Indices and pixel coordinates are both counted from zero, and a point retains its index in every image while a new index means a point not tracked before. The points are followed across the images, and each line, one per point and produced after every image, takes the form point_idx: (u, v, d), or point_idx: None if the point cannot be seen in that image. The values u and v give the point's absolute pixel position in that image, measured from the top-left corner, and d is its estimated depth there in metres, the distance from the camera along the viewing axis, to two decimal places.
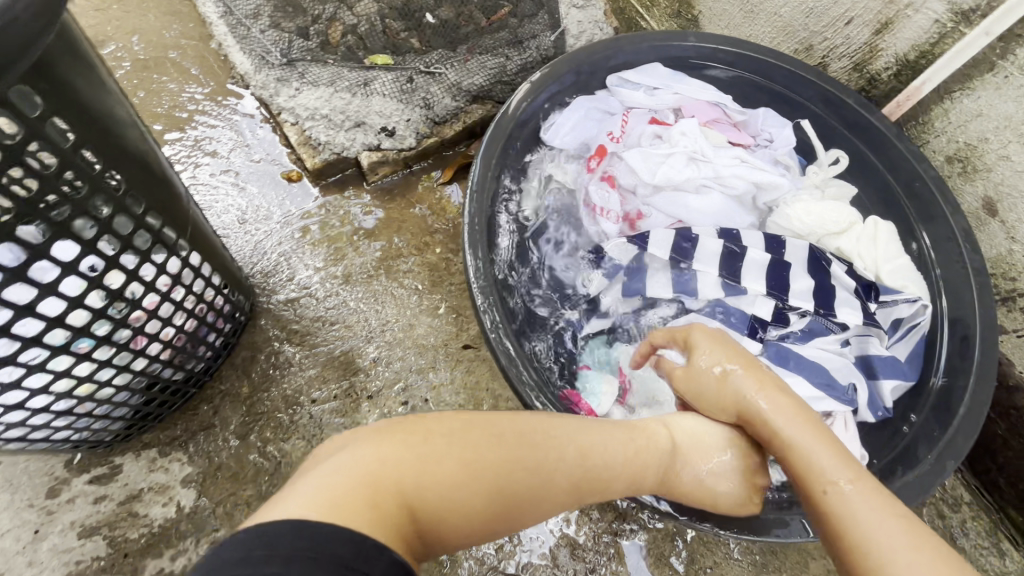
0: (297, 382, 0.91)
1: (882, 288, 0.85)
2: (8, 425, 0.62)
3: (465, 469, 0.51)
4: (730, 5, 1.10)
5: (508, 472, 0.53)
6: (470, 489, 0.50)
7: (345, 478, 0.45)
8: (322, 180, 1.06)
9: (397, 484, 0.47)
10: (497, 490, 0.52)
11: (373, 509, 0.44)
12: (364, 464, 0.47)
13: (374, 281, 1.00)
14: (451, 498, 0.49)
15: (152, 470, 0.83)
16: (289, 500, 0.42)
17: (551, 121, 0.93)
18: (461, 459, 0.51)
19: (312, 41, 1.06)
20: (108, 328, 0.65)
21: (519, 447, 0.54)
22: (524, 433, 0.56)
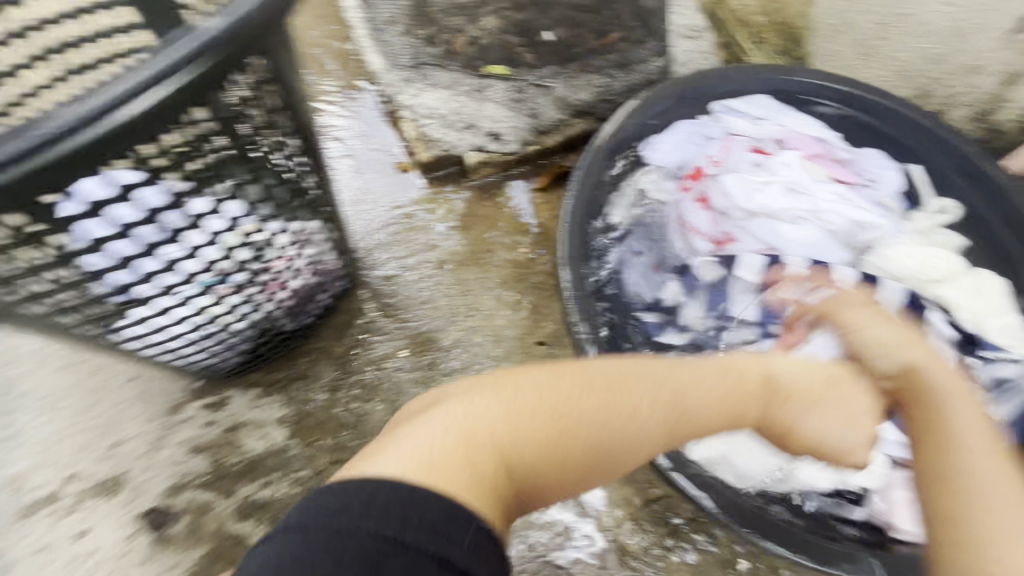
0: (385, 350, 0.99)
1: (985, 344, 0.83)
2: (170, 337, 0.76)
3: (535, 418, 0.53)
4: (843, 46, 1.10)
5: (597, 426, 0.56)
6: (551, 429, 0.54)
7: (441, 443, 0.50)
8: (428, 172, 1.15)
9: (471, 438, 0.51)
10: (574, 431, 0.55)
11: (471, 467, 0.49)
12: (457, 421, 0.52)
13: (463, 270, 1.08)
14: (539, 446, 0.53)
15: (253, 406, 0.93)
16: (387, 453, 0.49)
17: (652, 139, 0.96)
18: (529, 405, 0.54)
19: (438, 49, 1.17)
20: (249, 255, 0.75)
21: (598, 390, 0.57)
22: (596, 379, 0.58)
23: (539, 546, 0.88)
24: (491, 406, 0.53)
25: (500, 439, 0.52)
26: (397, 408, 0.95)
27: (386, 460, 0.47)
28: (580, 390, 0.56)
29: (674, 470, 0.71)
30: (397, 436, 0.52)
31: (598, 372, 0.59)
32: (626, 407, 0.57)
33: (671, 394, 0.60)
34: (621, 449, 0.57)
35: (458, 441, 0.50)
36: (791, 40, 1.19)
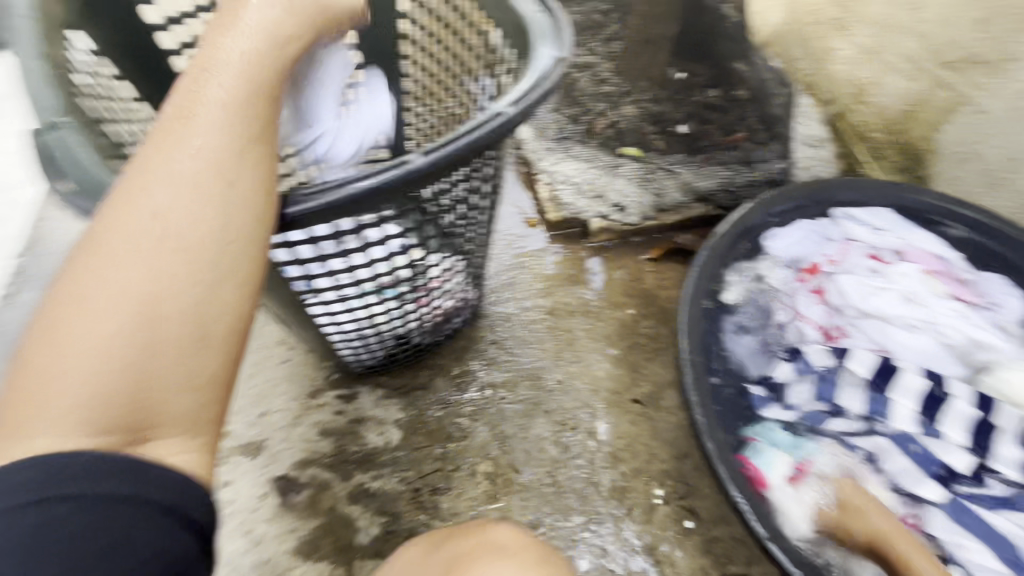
0: (495, 378, 1.10)
1: None
2: (340, 328, 0.89)
3: (214, 164, 0.51)
4: (969, 174, 1.16)
5: (244, 115, 0.53)
6: (234, 195, 0.51)
7: (81, 344, 0.45)
8: (555, 230, 1.29)
9: (153, 294, 0.47)
10: (250, 134, 0.53)
11: (117, 412, 0.45)
12: (98, 328, 0.46)
13: (572, 319, 1.19)
14: (208, 249, 0.50)
15: (377, 405, 1.06)
16: (52, 412, 0.44)
17: (775, 232, 1.04)
18: (206, 147, 0.51)
19: (580, 127, 1.35)
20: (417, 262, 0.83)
21: (221, 102, 0.52)
22: (187, 99, 0.52)
23: None
24: (134, 272, 0.47)
25: (147, 306, 0.47)
26: (497, 433, 1.04)
27: (58, 431, 0.43)
28: (228, 94, 0.53)
29: (772, 541, 0.75)
30: (86, 308, 0.46)
31: (259, 70, 0.55)
32: (227, 67, 0.54)
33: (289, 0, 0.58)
34: (266, 160, 0.54)
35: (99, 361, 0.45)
36: (914, 160, 1.24)
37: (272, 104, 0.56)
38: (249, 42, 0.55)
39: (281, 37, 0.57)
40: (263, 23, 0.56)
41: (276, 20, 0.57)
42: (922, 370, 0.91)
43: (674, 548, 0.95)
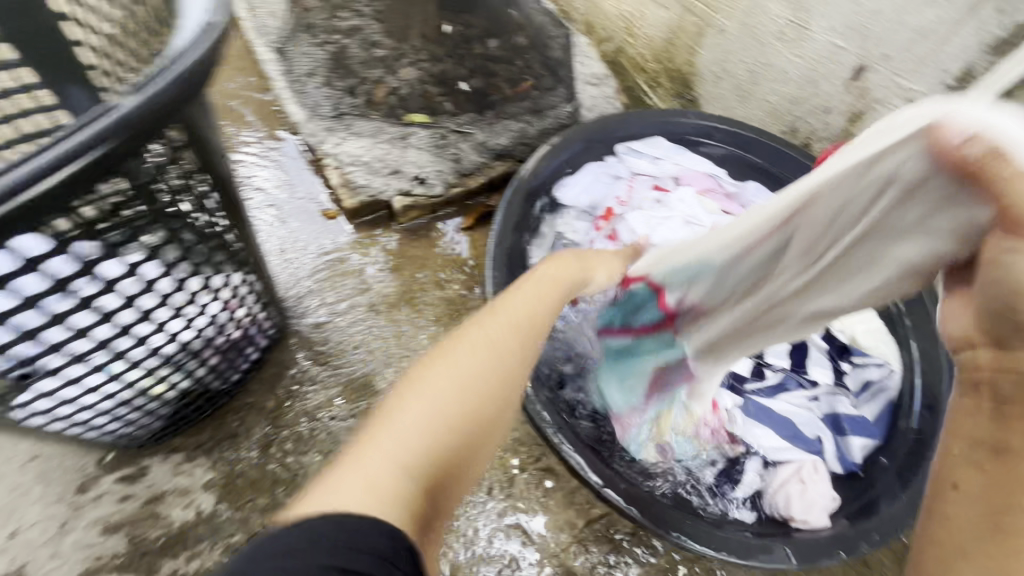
0: (320, 399, 0.98)
1: (853, 351, 0.97)
2: (81, 407, 0.72)
3: (478, 376, 0.50)
4: (724, 91, 1.25)
5: (520, 352, 0.55)
6: (517, 367, 0.54)
7: (404, 437, 0.44)
8: (357, 219, 1.16)
9: (461, 443, 0.47)
10: (519, 351, 0.55)
11: (429, 474, 0.44)
12: (410, 436, 0.45)
13: (396, 310, 1.09)
14: (482, 392, 0.50)
15: (176, 474, 0.88)
16: (345, 487, 0.41)
17: (564, 182, 1.06)
18: (472, 371, 0.50)
19: (359, 99, 1.21)
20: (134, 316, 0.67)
21: (502, 324, 0.57)
22: (510, 320, 0.57)
23: None
24: (443, 394, 0.48)
25: (442, 447, 0.46)
26: (334, 458, 0.93)
27: (340, 494, 0.40)
28: (496, 313, 0.58)
29: (606, 487, 0.78)
30: (386, 420, 0.46)
31: (508, 309, 0.59)
32: (512, 301, 0.60)
33: (554, 278, 0.66)
34: (510, 371, 0.53)
35: (392, 452, 0.44)
36: (683, 85, 1.33)
37: (518, 300, 0.61)
38: (546, 309, 0.62)
39: (548, 305, 0.63)
40: (548, 277, 0.66)
41: (551, 288, 0.65)
42: None
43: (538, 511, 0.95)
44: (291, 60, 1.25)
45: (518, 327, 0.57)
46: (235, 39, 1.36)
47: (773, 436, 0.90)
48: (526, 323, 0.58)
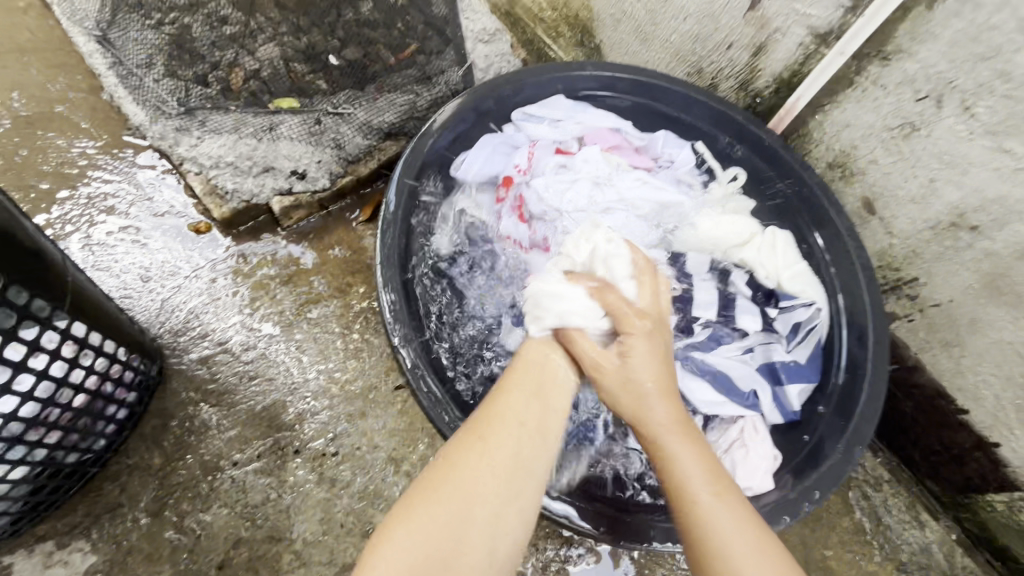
0: (216, 446, 0.85)
1: (781, 296, 0.95)
2: None
3: (445, 503, 0.56)
4: (625, 34, 1.15)
5: (527, 459, 0.61)
6: (518, 487, 0.59)
7: (387, 570, 0.52)
8: (233, 229, 1.01)
9: (454, 553, 0.54)
10: (497, 482, 0.58)
11: None
12: (386, 572, 0.52)
13: (295, 328, 0.96)
14: (452, 523, 0.55)
15: (49, 566, 0.75)
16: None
17: (461, 158, 0.96)
18: (435, 502, 0.56)
19: (211, 88, 1.04)
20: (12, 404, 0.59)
21: (478, 452, 0.59)
22: (477, 435, 0.60)
23: None
24: (416, 523, 0.54)
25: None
26: (242, 509, 0.82)
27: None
28: (487, 437, 0.60)
29: (542, 499, 0.72)
30: (377, 548, 0.54)
31: (500, 449, 0.59)
32: (507, 432, 0.61)
33: (535, 387, 0.65)
34: (487, 511, 0.56)
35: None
36: (583, 31, 1.21)
37: (511, 441, 0.60)
38: (527, 423, 0.62)
39: (539, 443, 0.62)
40: (529, 382, 0.66)
41: (531, 393, 0.65)
42: None
43: None
44: (120, 50, 1.05)
45: (503, 472, 0.58)
46: (52, 31, 1.13)
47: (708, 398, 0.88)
48: (513, 471, 0.59)
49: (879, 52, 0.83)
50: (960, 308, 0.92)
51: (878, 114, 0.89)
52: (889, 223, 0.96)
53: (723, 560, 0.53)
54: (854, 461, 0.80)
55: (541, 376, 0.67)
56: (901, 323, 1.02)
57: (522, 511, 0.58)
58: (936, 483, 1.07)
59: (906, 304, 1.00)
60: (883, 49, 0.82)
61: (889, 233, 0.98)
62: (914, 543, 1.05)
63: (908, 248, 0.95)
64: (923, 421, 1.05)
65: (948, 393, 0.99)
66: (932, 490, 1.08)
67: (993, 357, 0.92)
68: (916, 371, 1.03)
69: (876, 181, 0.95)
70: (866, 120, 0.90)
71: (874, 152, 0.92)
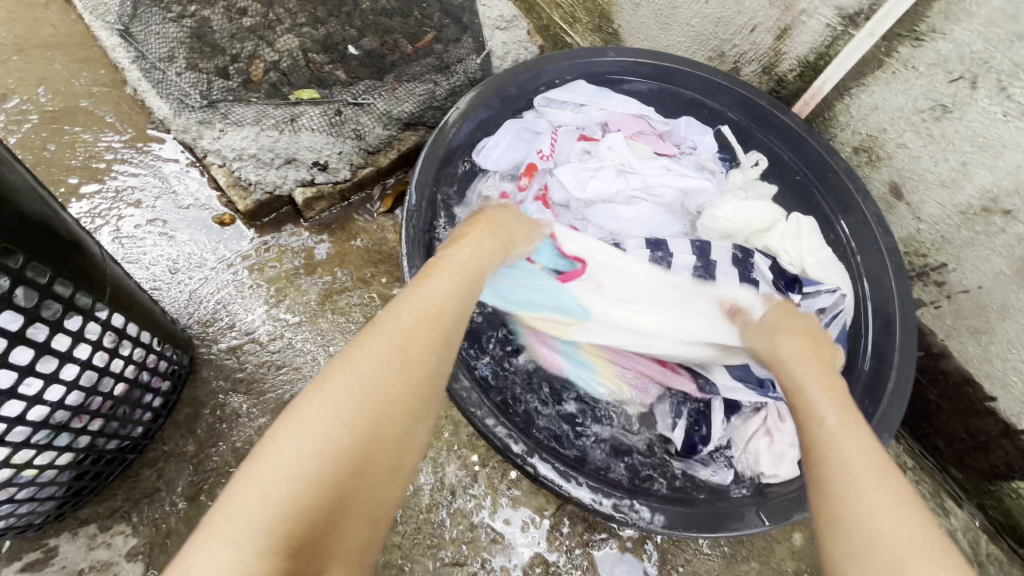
0: (248, 433, 0.88)
1: (804, 280, 0.89)
2: None
3: (350, 410, 0.48)
4: (645, 18, 1.13)
5: (389, 386, 0.50)
6: (389, 417, 0.49)
7: (275, 486, 0.44)
8: (257, 221, 1.03)
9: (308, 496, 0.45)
10: (412, 389, 0.51)
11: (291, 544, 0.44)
12: (274, 487, 0.44)
13: (319, 318, 0.98)
14: (359, 437, 0.47)
15: (92, 548, 0.78)
16: (216, 533, 0.43)
17: (483, 144, 0.95)
18: (334, 408, 0.47)
19: (233, 81, 1.04)
20: (60, 392, 0.61)
21: (392, 358, 0.51)
22: (386, 338, 0.51)
23: None
24: (310, 434, 0.46)
25: (312, 497, 0.45)
26: None
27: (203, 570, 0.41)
28: (399, 340, 0.51)
29: (565, 482, 0.72)
30: (261, 460, 0.45)
31: (357, 378, 0.49)
32: (423, 337, 0.53)
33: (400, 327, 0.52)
34: (400, 425, 0.50)
35: (267, 503, 0.44)
36: (601, 16, 1.19)
37: (428, 349, 0.53)
38: (441, 301, 0.56)
39: (450, 348, 0.55)
40: (449, 286, 0.58)
41: (454, 289, 0.58)
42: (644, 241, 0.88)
43: (505, 506, 0.89)
44: (143, 43, 1.05)
45: (419, 380, 0.52)
46: (75, 25, 1.14)
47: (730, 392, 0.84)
48: (430, 380, 0.53)
49: (911, 32, 0.81)
50: (990, 295, 0.91)
51: (909, 96, 0.87)
52: (917, 209, 0.95)
53: (859, 498, 0.48)
54: (881, 446, 0.81)
55: (469, 282, 0.60)
56: (926, 309, 1.01)
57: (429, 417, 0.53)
58: (960, 470, 1.06)
59: (933, 290, 0.99)
60: (915, 29, 0.81)
61: (917, 218, 0.96)
62: (940, 531, 1.04)
63: (936, 234, 0.94)
64: (948, 408, 1.04)
65: (975, 380, 0.98)
66: (955, 477, 1.07)
67: (1023, 343, 0.90)
68: (942, 357, 1.02)
69: (904, 165, 0.93)
70: (895, 103, 0.88)
71: (902, 134, 0.90)
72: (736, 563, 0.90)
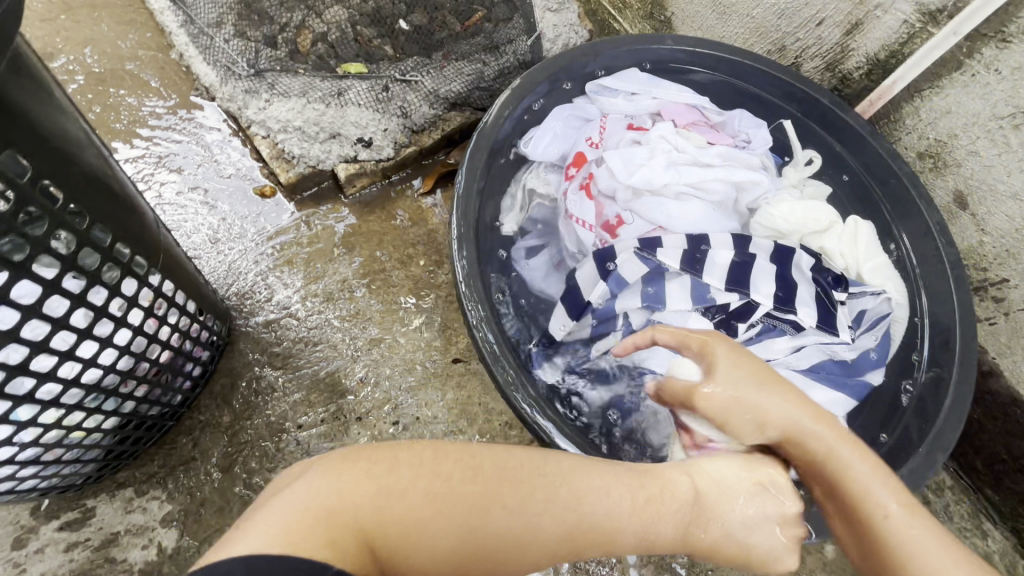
0: (282, 408, 0.87)
1: (851, 280, 0.85)
2: None
3: (437, 501, 0.48)
4: (702, 6, 1.09)
5: (517, 522, 0.50)
6: (478, 543, 0.49)
7: (367, 500, 0.46)
8: (297, 194, 1.02)
9: (411, 541, 0.47)
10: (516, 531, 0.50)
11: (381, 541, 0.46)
12: (373, 504, 0.46)
13: (355, 297, 0.97)
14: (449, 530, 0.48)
15: (129, 511, 0.78)
16: (292, 502, 0.44)
17: (531, 134, 0.93)
18: (437, 490, 0.49)
19: (281, 51, 1.02)
20: (114, 356, 0.61)
21: (501, 484, 0.51)
22: (503, 470, 0.52)
23: None
24: (420, 494, 0.48)
25: (404, 531, 0.47)
26: None
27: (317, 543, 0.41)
28: (522, 515, 0.51)
29: None
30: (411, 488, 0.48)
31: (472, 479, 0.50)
32: (551, 513, 0.51)
33: (515, 482, 0.52)
34: (484, 544, 0.49)
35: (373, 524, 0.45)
36: (654, 3, 1.15)
37: (528, 525, 0.51)
38: (605, 507, 0.54)
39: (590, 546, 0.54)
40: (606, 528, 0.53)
41: (623, 503, 0.54)
42: (688, 239, 0.84)
43: None
44: (191, 8, 1.04)
45: (511, 530, 0.50)
46: None
47: None
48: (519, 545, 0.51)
49: (998, 32, 0.77)
50: None
51: (986, 100, 0.82)
52: (982, 220, 0.90)
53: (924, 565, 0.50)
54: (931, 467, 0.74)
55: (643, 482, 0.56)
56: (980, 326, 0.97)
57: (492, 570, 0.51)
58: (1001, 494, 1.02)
59: (989, 305, 0.94)
60: (1002, 30, 0.77)
61: (980, 230, 0.91)
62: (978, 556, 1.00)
63: (1002, 248, 0.89)
64: None
65: None
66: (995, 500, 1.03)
67: None
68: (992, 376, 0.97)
69: (973, 173, 0.88)
70: (969, 106, 0.84)
71: (975, 141, 0.86)
72: None
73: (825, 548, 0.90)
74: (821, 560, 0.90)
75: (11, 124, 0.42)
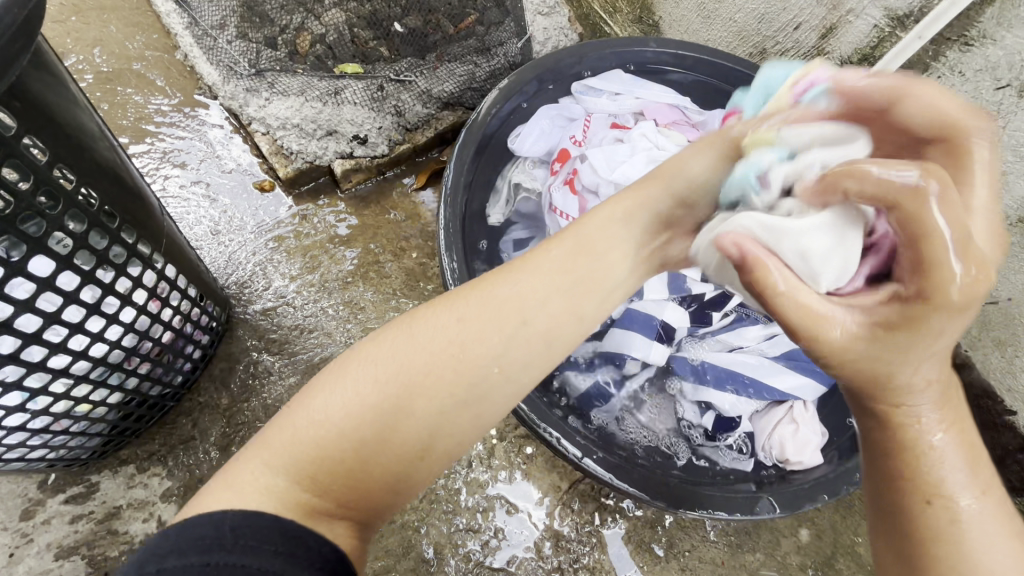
0: (278, 391, 0.91)
1: None
2: (9, 447, 0.62)
3: (347, 409, 0.45)
4: (688, 11, 1.14)
5: (445, 381, 0.47)
6: (402, 414, 0.46)
7: (302, 434, 0.45)
8: (295, 189, 1.06)
9: (353, 452, 0.44)
10: (452, 392, 0.47)
11: (326, 478, 0.44)
12: (306, 430, 0.45)
13: (349, 287, 1.01)
14: (383, 411, 0.45)
15: (131, 486, 0.83)
16: (259, 453, 0.45)
17: (518, 132, 0.97)
18: (332, 407, 0.45)
19: (280, 52, 1.07)
20: (119, 332, 0.65)
21: (396, 366, 0.47)
22: (398, 345, 0.48)
23: (474, 556, 0.87)
24: (338, 395, 0.46)
25: (335, 453, 0.44)
26: None
27: (244, 482, 0.44)
28: (439, 357, 0.48)
29: (586, 457, 0.72)
30: (304, 403, 0.47)
31: (370, 362, 0.47)
32: (473, 354, 0.48)
33: (416, 349, 0.48)
34: (428, 410, 0.47)
35: (286, 443, 0.44)
36: (642, 8, 1.19)
37: (474, 355, 0.49)
38: (532, 315, 0.51)
39: (538, 345, 0.51)
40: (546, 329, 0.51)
41: (557, 295, 0.53)
42: None
43: (520, 479, 0.91)
44: (196, 10, 1.08)
45: (451, 389, 0.47)
46: None
47: (748, 396, 0.82)
48: (483, 373, 0.49)
49: (961, 36, 0.81)
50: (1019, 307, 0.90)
51: None
52: None
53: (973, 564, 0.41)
54: None
55: (575, 269, 0.54)
56: None
57: (482, 409, 0.49)
58: None
59: None
60: (965, 34, 0.80)
61: None
62: None
63: None
64: None
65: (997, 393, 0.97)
66: None
67: None
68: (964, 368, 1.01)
69: None
70: None
71: None
72: (742, 552, 0.92)
73: (799, 532, 0.94)
74: (795, 543, 0.93)
75: (30, 113, 0.46)
